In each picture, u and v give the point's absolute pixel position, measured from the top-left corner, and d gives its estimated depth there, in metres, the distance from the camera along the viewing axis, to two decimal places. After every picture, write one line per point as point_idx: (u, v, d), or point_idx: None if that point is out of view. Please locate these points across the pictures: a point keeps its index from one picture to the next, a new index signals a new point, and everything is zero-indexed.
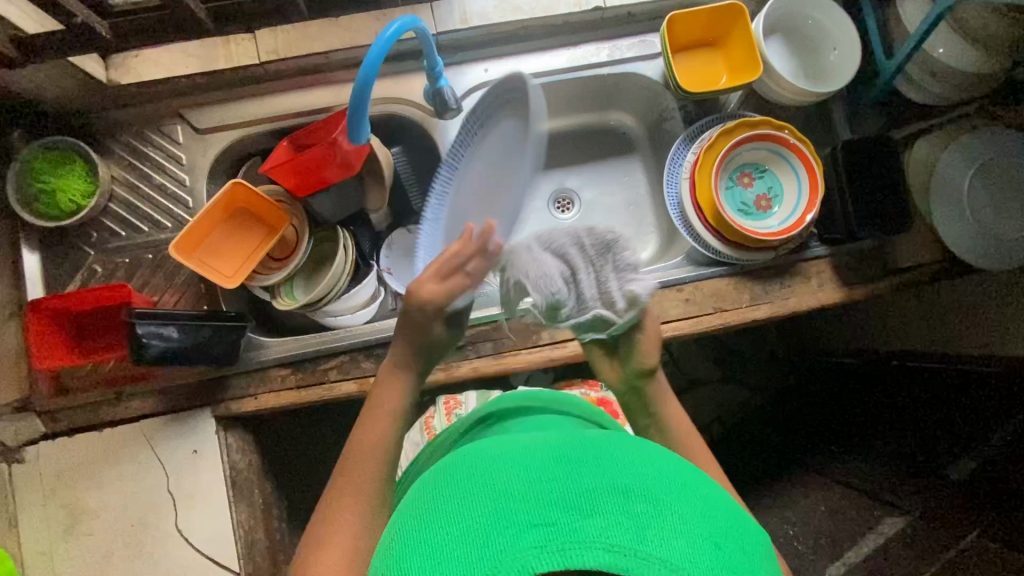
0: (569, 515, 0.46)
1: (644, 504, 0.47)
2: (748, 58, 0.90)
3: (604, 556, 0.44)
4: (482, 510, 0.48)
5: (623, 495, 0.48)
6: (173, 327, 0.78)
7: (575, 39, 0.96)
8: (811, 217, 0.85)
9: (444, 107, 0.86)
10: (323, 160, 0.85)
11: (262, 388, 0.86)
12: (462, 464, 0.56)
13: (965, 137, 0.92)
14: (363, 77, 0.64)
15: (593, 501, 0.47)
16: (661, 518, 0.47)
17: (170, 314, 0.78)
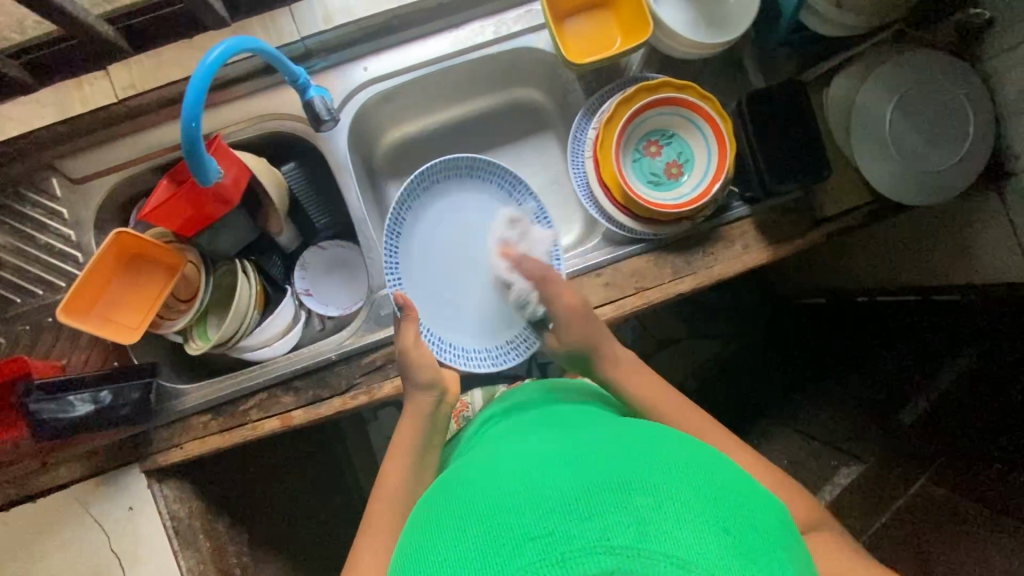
0: (567, 522, 0.44)
1: (645, 497, 0.46)
2: (638, 15, 0.83)
3: (605, 561, 0.42)
4: (481, 530, 0.47)
5: (619, 491, 0.46)
6: (74, 399, 0.77)
7: (456, 20, 0.88)
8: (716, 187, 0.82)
9: (317, 120, 0.80)
10: (200, 194, 0.78)
11: (186, 436, 0.85)
12: (462, 484, 0.55)
13: (882, 68, 0.85)
14: (188, 118, 0.59)
15: (591, 504, 0.45)
16: (664, 512, 0.45)
17: (70, 384, 0.78)
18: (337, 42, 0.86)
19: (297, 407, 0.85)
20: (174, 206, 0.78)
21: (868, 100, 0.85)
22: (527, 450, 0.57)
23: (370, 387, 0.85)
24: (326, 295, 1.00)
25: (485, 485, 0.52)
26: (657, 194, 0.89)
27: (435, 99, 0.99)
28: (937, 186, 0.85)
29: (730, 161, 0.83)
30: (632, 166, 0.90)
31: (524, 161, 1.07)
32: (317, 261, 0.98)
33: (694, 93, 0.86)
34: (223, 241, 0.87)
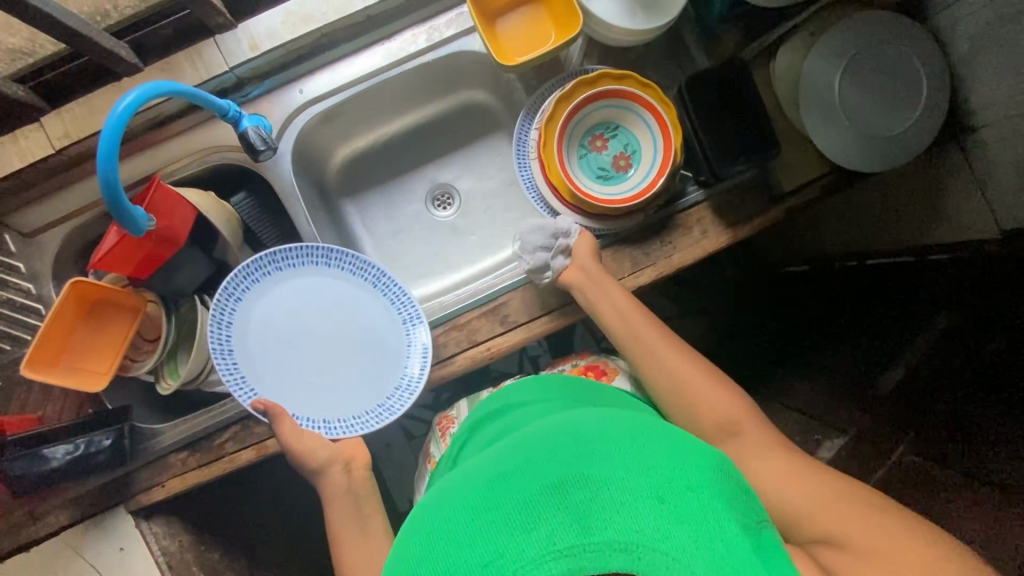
0: (514, 536, 0.46)
1: (583, 490, 0.47)
2: (569, 8, 0.81)
3: (556, 566, 0.43)
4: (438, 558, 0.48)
5: (558, 490, 0.47)
6: (58, 447, 0.79)
7: (387, 31, 0.86)
8: (661, 179, 0.81)
9: (253, 150, 0.79)
10: (140, 240, 0.77)
11: (167, 474, 0.86)
12: (420, 513, 0.55)
13: (826, 35, 0.83)
14: (104, 172, 0.59)
15: (532, 513, 0.46)
16: (604, 498, 0.46)
17: (51, 434, 0.80)
18: (269, 67, 0.85)
19: (271, 436, 0.86)
20: (119, 256, 0.78)
21: (816, 69, 0.82)
22: (480, 457, 0.58)
23: None
24: None
25: (439, 505, 0.53)
26: (607, 188, 0.89)
27: (380, 112, 0.98)
28: (893, 150, 0.83)
29: (676, 148, 0.81)
30: (578, 164, 0.90)
31: (479, 163, 1.06)
32: None
33: (632, 80, 0.84)
34: (181, 278, 0.87)
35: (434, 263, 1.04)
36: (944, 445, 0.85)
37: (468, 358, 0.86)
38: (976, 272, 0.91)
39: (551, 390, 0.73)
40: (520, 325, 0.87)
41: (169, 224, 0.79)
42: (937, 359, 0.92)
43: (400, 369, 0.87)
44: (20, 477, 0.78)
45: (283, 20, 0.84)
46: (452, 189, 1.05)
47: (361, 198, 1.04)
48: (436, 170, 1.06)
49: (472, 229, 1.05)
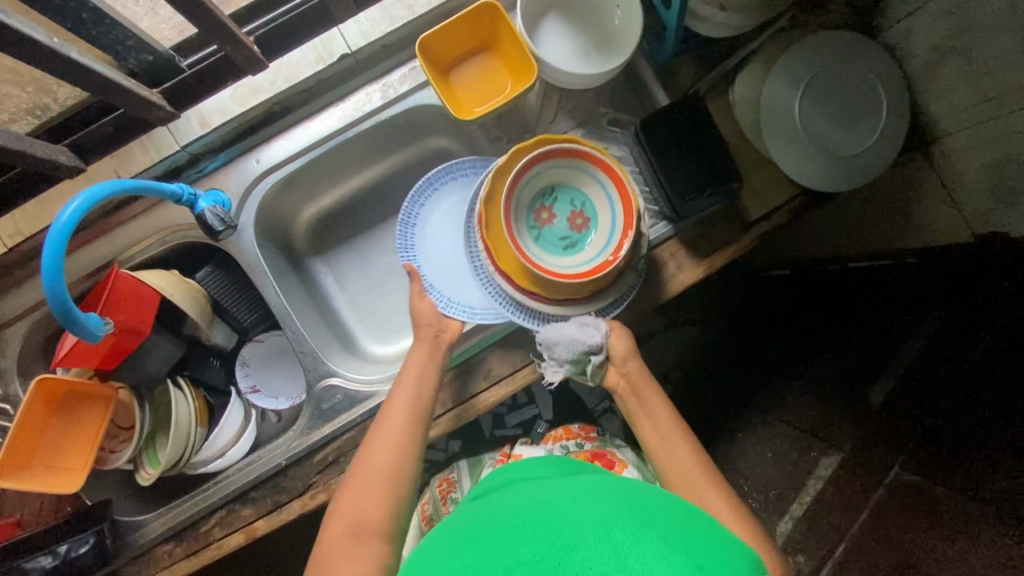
0: (554, 554, 0.42)
1: (625, 531, 0.43)
2: (521, 56, 0.80)
3: None
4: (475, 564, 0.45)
5: (605, 527, 0.43)
6: (43, 555, 0.79)
7: (341, 93, 0.85)
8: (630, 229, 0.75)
9: (212, 232, 0.78)
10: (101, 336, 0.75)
11: (153, 568, 0.83)
12: (460, 534, 0.52)
13: (781, 60, 0.83)
14: (50, 285, 0.59)
15: (574, 540, 0.43)
16: (647, 542, 0.42)
17: (36, 541, 0.80)
18: (224, 141, 0.84)
19: (259, 517, 0.83)
20: (79, 352, 0.75)
21: (774, 94, 0.83)
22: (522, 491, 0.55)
23: (327, 484, 0.83)
24: (274, 388, 0.97)
25: (481, 526, 0.51)
26: (576, 260, 0.83)
27: (342, 169, 0.96)
28: (861, 168, 0.82)
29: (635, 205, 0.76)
30: (537, 246, 0.83)
31: None
32: (256, 355, 0.96)
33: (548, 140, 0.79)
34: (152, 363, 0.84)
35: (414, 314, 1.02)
36: (937, 467, 0.85)
37: (454, 416, 0.85)
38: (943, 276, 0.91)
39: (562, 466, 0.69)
40: (505, 378, 0.85)
41: (130, 313, 0.77)
42: (921, 368, 0.92)
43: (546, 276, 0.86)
44: None
45: (233, 95, 0.83)
46: None
47: (331, 255, 1.03)
48: None
49: None
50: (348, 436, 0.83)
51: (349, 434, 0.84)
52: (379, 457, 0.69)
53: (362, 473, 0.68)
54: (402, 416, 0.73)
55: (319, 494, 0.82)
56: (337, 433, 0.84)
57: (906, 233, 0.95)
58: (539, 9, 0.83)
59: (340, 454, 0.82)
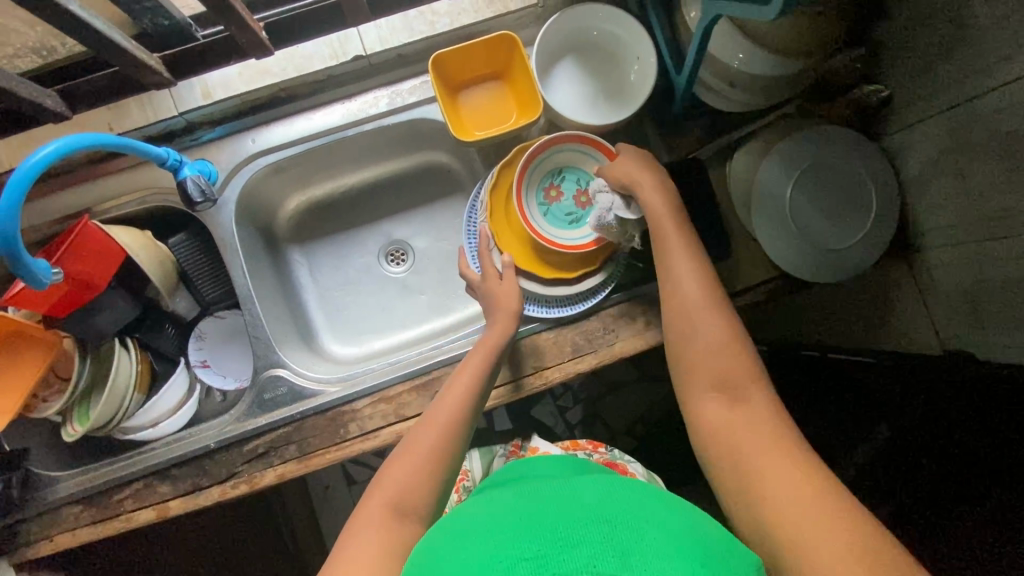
0: (556, 548, 0.44)
1: (629, 532, 0.45)
2: (530, 89, 0.81)
3: None
4: (484, 546, 0.46)
5: (608, 523, 0.46)
6: None
7: (348, 91, 0.85)
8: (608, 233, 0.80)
9: (189, 202, 0.78)
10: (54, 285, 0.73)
11: (55, 529, 0.80)
12: (461, 522, 0.53)
13: (781, 144, 0.84)
14: (1, 227, 0.58)
15: (580, 534, 0.45)
16: (651, 543, 0.44)
17: None
18: (224, 115, 0.84)
19: (175, 496, 0.81)
20: (30, 295, 0.74)
21: (768, 175, 0.84)
22: (521, 488, 0.56)
23: (252, 475, 0.81)
24: (226, 366, 0.96)
25: (486, 515, 0.52)
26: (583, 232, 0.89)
27: (339, 163, 0.97)
28: (841, 265, 0.83)
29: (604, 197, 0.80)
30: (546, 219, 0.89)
31: (438, 221, 1.04)
32: (215, 330, 0.95)
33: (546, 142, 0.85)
34: (104, 320, 0.83)
35: (382, 320, 1.01)
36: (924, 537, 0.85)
37: (394, 432, 0.82)
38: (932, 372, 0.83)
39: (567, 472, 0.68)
40: None
41: (94, 266, 0.77)
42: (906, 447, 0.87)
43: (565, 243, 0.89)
44: None
45: (241, 73, 0.82)
46: (407, 245, 1.04)
47: (311, 246, 1.02)
48: (394, 225, 1.04)
49: (423, 289, 1.03)
50: (284, 431, 0.81)
51: (285, 429, 0.82)
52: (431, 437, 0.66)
53: (416, 446, 0.66)
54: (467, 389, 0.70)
55: (241, 484, 0.80)
56: (272, 425, 0.82)
57: (876, 335, 0.96)
58: (555, 50, 0.84)
59: (271, 448, 0.81)
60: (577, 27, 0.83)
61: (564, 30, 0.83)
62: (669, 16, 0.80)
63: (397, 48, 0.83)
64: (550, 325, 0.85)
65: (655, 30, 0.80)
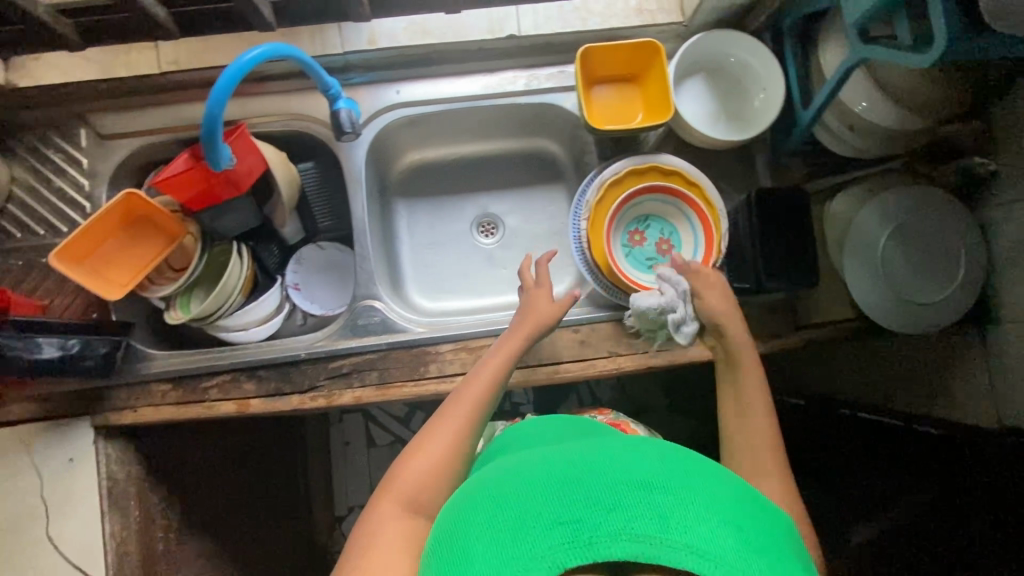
0: (592, 510, 0.46)
1: (664, 494, 0.47)
2: (663, 95, 0.87)
3: (629, 548, 0.44)
4: (523, 507, 0.49)
5: (646, 487, 0.48)
6: (48, 343, 0.76)
7: (492, 66, 0.92)
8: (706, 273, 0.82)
9: (339, 130, 0.84)
10: (207, 179, 0.82)
11: (142, 401, 0.86)
12: (496, 478, 0.55)
13: (885, 194, 0.88)
14: (212, 104, 0.65)
15: (616, 497, 0.47)
16: (685, 506, 0.47)
17: (46, 323, 0.78)
18: (378, 63, 0.91)
19: (256, 395, 0.86)
20: (182, 181, 0.81)
21: (867, 220, 0.88)
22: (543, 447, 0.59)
23: (331, 392, 0.86)
24: (315, 293, 1.01)
25: (515, 472, 0.54)
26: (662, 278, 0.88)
27: (459, 131, 1.03)
28: (920, 319, 0.86)
29: (723, 225, 0.84)
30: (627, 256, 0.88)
31: (533, 205, 1.10)
32: (313, 258, 1.01)
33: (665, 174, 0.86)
34: (228, 223, 0.89)
35: (461, 283, 1.07)
36: None
37: None
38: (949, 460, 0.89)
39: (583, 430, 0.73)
40: (527, 367, 0.88)
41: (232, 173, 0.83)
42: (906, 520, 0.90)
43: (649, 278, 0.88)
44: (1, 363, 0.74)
45: (406, 28, 0.89)
46: (499, 221, 1.09)
47: (414, 202, 1.08)
48: (491, 200, 1.10)
49: (506, 263, 1.08)
50: (369, 358, 0.87)
51: (369, 357, 0.87)
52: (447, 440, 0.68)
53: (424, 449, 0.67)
54: (481, 394, 0.73)
55: (319, 398, 0.85)
56: (360, 350, 0.87)
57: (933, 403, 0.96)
58: (689, 68, 0.90)
59: (354, 371, 0.86)
60: (716, 50, 0.89)
61: (703, 51, 0.90)
62: (806, 56, 0.85)
63: (548, 35, 0.89)
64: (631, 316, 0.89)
65: (790, 66, 0.86)
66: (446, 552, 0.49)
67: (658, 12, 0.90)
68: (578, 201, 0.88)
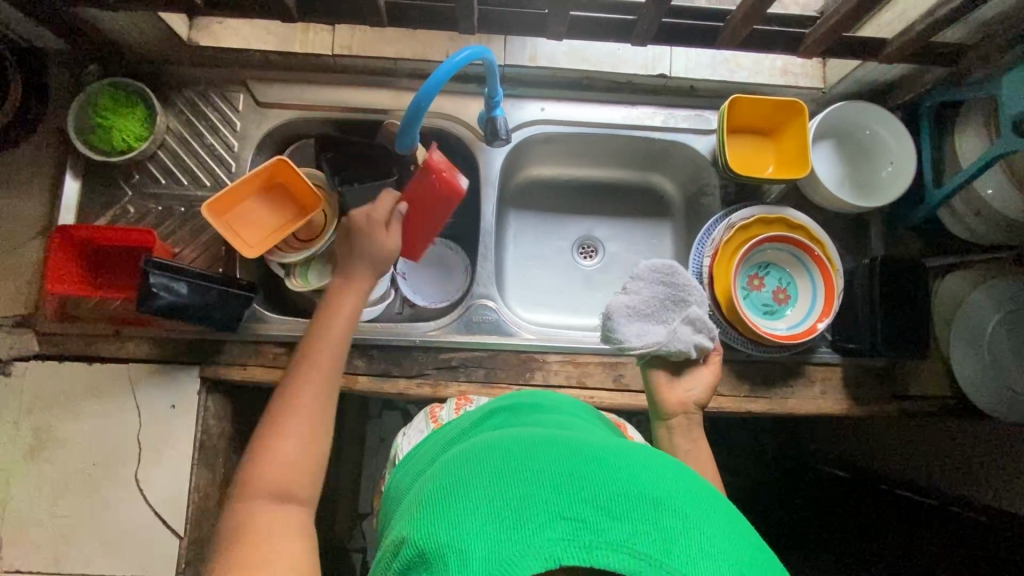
0: (598, 515, 0.43)
1: (676, 517, 0.44)
2: (799, 154, 0.90)
3: (626, 561, 0.41)
4: (524, 485, 0.46)
5: (656, 504, 0.45)
6: (183, 282, 0.78)
7: (634, 99, 0.97)
8: (823, 326, 0.84)
9: (494, 135, 0.89)
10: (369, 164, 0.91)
11: (253, 359, 0.88)
12: (505, 444, 0.53)
13: (998, 281, 0.90)
14: (422, 95, 0.68)
15: (623, 508, 0.44)
16: (688, 534, 0.44)
17: (184, 269, 0.79)
18: (530, 80, 0.96)
19: (365, 372, 0.88)
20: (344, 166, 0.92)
21: (978, 304, 0.90)
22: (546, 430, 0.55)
23: (437, 381, 0.88)
24: (419, 285, 1.04)
25: (519, 449, 0.51)
26: (777, 324, 0.90)
27: (583, 154, 1.05)
28: None
29: (842, 282, 0.86)
30: (744, 299, 0.91)
31: (636, 236, 1.10)
32: (425, 251, 1.04)
33: (790, 225, 0.90)
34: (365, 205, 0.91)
35: (557, 299, 1.08)
36: None
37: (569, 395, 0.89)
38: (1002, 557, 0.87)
39: (576, 413, 0.69)
40: (629, 391, 0.89)
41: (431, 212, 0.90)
42: None
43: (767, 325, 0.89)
44: (140, 296, 0.77)
45: (566, 53, 0.94)
46: (601, 245, 1.10)
47: (523, 213, 1.10)
48: (595, 224, 1.11)
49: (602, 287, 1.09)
50: (478, 354, 0.88)
51: (479, 354, 0.89)
52: (305, 426, 0.67)
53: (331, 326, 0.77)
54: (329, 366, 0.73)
55: (425, 386, 0.87)
56: (472, 345, 0.89)
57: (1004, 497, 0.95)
58: (824, 132, 0.94)
59: (463, 365, 0.88)
60: (853, 120, 0.93)
61: (840, 118, 0.94)
62: (942, 139, 0.89)
63: (694, 80, 0.94)
64: (737, 359, 0.90)
65: (925, 145, 0.89)
66: (432, 514, 0.47)
67: (800, 77, 0.95)
68: (703, 236, 0.92)
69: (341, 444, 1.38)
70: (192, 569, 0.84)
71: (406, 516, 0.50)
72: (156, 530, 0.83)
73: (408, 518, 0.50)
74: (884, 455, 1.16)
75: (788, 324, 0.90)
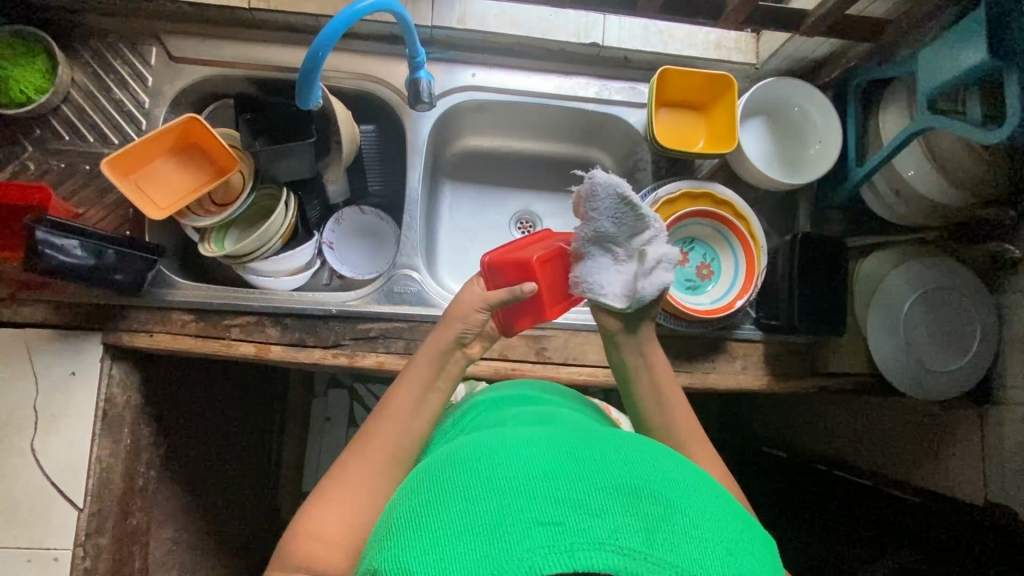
0: (578, 514, 0.42)
1: (655, 505, 0.44)
2: (727, 129, 0.90)
3: (614, 559, 0.40)
4: (503, 493, 0.44)
5: (634, 493, 0.44)
6: (77, 242, 0.74)
7: (567, 70, 0.95)
8: (741, 302, 0.84)
9: (416, 98, 0.88)
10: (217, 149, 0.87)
11: (160, 326, 0.84)
12: (481, 446, 0.51)
13: (915, 261, 0.91)
14: (317, 48, 0.66)
15: (602, 501, 0.43)
16: (673, 519, 0.43)
17: (78, 228, 0.75)
18: (461, 44, 0.93)
19: (278, 342, 0.85)
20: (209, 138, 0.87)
21: (894, 282, 0.91)
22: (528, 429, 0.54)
23: (355, 352, 0.86)
24: (346, 255, 1.01)
25: (496, 450, 0.49)
26: (700, 298, 0.91)
27: (518, 124, 1.02)
28: (934, 387, 0.88)
29: (763, 259, 0.87)
30: None
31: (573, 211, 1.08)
32: (353, 220, 1.01)
33: (715, 199, 0.89)
34: (280, 170, 0.87)
35: None
36: None
37: (491, 368, 0.88)
38: (924, 528, 0.89)
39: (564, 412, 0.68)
40: (550, 363, 0.89)
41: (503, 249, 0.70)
42: None
43: (693, 300, 0.90)
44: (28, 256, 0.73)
45: (496, 15, 0.91)
46: (538, 220, 1.08)
47: (460, 184, 1.07)
48: (533, 198, 1.09)
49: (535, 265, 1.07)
50: (398, 325, 0.86)
51: (399, 325, 0.87)
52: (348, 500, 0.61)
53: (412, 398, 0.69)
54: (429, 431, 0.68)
55: (342, 356, 0.85)
56: (392, 317, 0.87)
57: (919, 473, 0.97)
58: (753, 108, 0.94)
59: (381, 336, 0.86)
60: (782, 97, 0.93)
61: (770, 94, 0.93)
62: (866, 117, 0.89)
63: (627, 51, 0.93)
64: (661, 333, 0.90)
65: (850, 123, 0.89)
66: (409, 531, 0.44)
67: (733, 51, 0.94)
68: None
69: (279, 419, 1.34)
70: (93, 542, 0.81)
71: (382, 534, 0.47)
72: (53, 502, 0.80)
73: (384, 532, 0.47)
74: (816, 435, 1.18)
75: (706, 297, 0.91)
